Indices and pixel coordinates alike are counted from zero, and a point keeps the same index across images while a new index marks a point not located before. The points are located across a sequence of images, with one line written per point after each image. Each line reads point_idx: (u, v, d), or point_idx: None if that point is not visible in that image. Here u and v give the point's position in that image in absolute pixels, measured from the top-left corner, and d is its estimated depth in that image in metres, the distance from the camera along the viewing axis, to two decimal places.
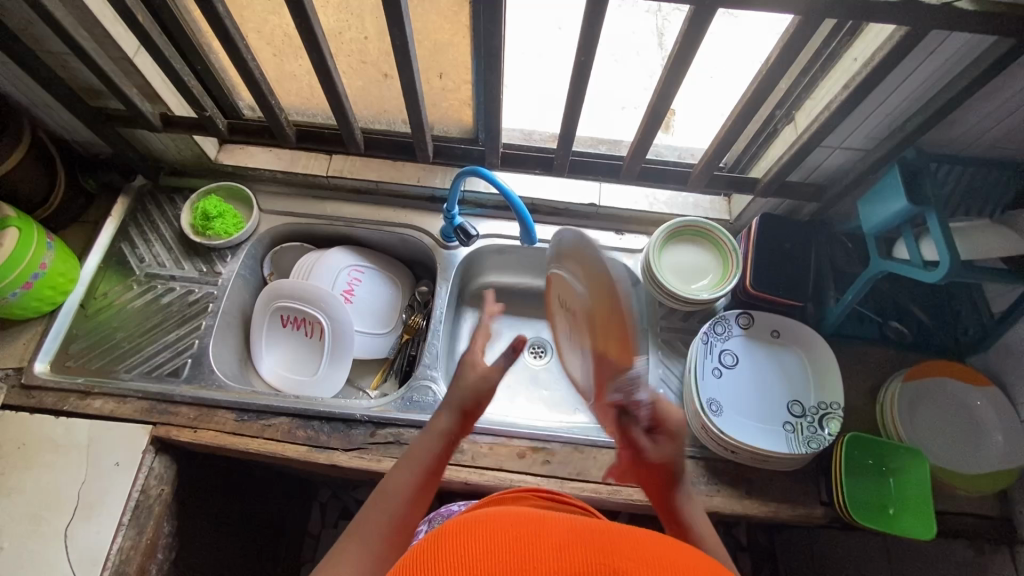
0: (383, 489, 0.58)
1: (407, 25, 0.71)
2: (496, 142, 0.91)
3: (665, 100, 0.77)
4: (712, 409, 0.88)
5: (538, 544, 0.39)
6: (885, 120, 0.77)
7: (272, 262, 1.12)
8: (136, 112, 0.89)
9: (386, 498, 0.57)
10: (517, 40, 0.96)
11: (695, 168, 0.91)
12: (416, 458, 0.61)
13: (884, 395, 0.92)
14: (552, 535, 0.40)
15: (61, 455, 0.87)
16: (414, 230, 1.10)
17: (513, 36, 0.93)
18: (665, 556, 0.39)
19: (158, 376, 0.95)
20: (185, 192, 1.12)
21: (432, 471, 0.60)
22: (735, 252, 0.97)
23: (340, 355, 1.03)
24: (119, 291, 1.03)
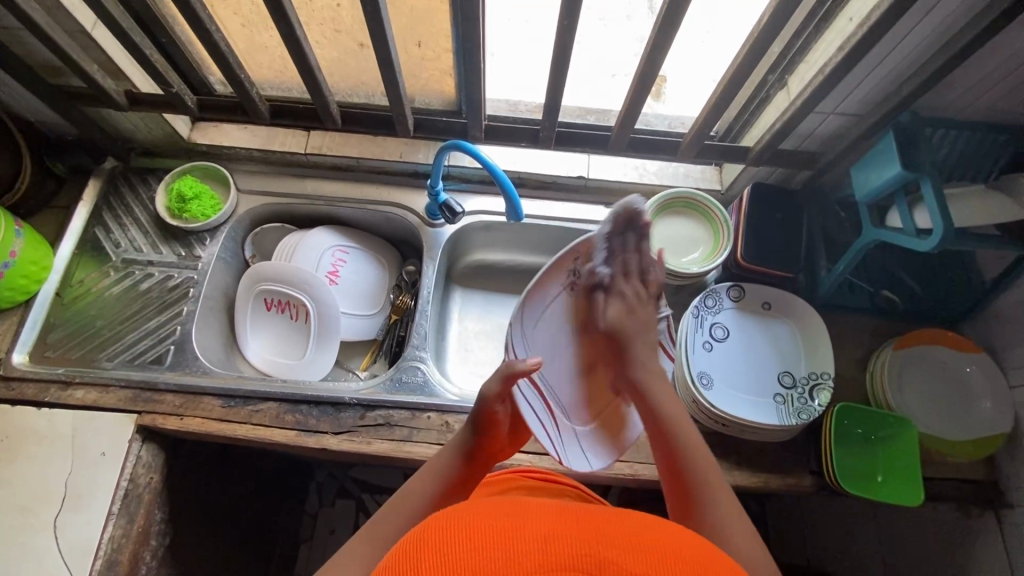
0: (403, 495, 0.62)
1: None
2: (479, 114, 0.88)
3: (654, 67, 0.74)
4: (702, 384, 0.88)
5: (521, 537, 0.39)
6: (881, 83, 0.74)
7: (254, 244, 1.09)
8: (99, 90, 0.85)
9: (405, 503, 0.62)
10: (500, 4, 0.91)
11: (685, 138, 0.88)
12: (433, 471, 0.65)
13: (875, 365, 0.92)
14: (537, 526, 0.40)
15: (46, 446, 0.85)
16: (399, 207, 1.07)
17: None
18: (645, 539, 0.40)
19: (141, 364, 0.93)
20: (159, 173, 1.07)
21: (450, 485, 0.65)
22: (726, 224, 0.95)
23: (326, 338, 1.01)
24: (96, 277, 1.00)
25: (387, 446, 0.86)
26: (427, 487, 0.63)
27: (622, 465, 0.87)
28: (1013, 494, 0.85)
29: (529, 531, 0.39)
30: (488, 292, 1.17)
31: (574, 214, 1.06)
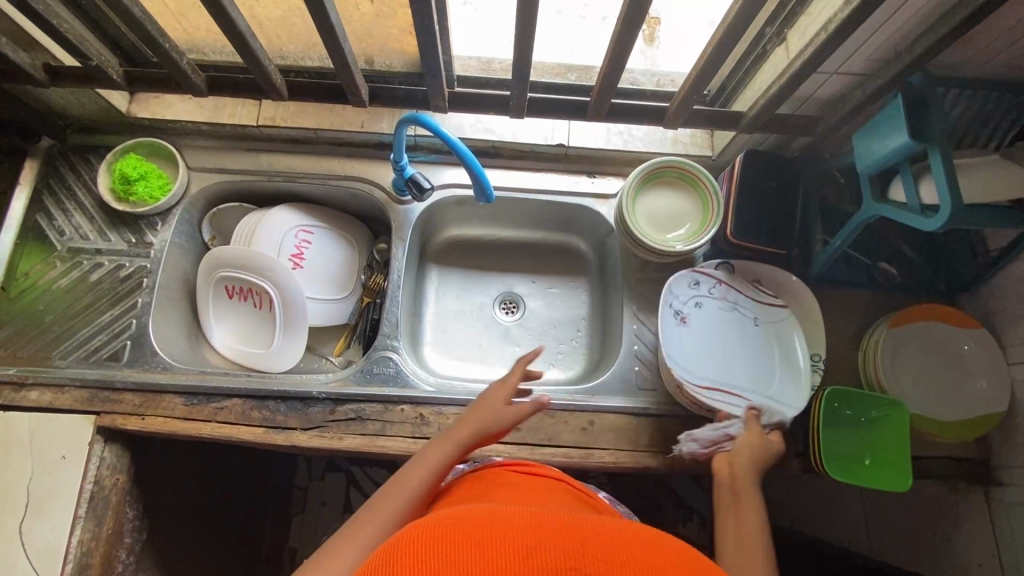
0: (404, 473, 0.63)
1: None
2: (440, 82, 0.78)
3: (632, 28, 0.65)
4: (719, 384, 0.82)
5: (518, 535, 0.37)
6: (892, 39, 0.66)
7: (212, 225, 1.01)
8: (11, 65, 0.75)
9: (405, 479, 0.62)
10: None
11: (673, 103, 0.79)
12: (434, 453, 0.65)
13: (868, 343, 0.88)
14: (519, 542, 0.37)
15: (4, 451, 0.82)
16: (364, 183, 0.98)
17: None
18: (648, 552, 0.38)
19: (96, 361, 0.88)
20: (101, 151, 0.98)
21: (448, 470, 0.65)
22: (716, 196, 0.87)
23: (294, 326, 0.96)
24: (42, 269, 0.93)
25: (360, 441, 0.83)
26: (409, 482, 0.61)
27: (603, 454, 0.84)
28: (1004, 472, 0.83)
29: (510, 550, 0.35)
30: (465, 268, 1.12)
31: (553, 186, 0.98)
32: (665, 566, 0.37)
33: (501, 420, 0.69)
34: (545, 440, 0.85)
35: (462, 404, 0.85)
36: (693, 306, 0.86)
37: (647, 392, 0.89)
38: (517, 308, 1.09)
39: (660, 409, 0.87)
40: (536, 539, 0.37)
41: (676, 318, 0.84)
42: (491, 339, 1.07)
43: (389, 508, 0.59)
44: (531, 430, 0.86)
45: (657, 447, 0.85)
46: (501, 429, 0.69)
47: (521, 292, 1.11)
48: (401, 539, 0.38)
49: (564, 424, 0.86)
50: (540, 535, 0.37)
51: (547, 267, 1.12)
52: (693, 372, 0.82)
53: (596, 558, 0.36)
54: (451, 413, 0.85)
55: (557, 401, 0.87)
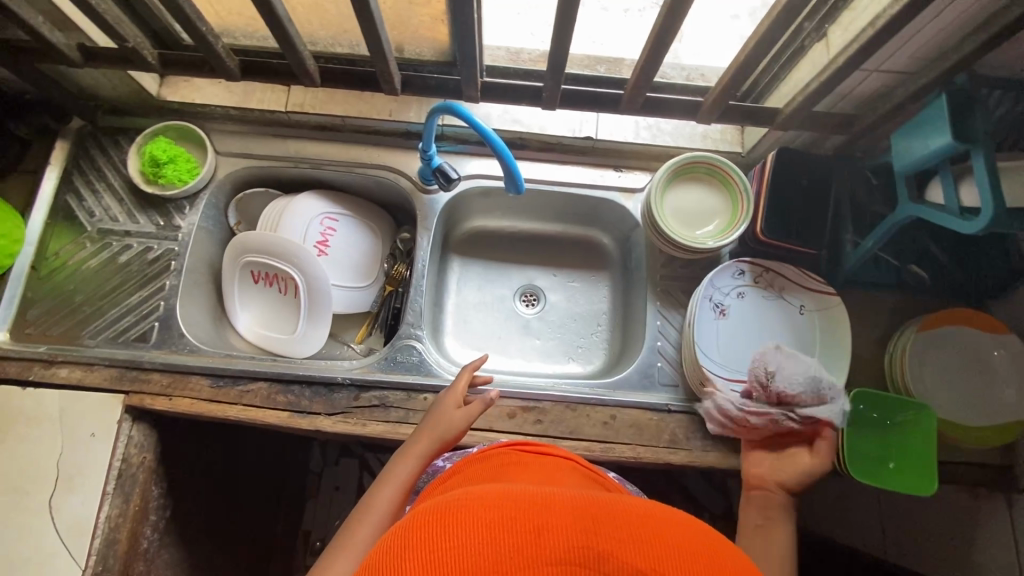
0: (366, 502, 0.66)
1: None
2: (473, 71, 0.78)
3: (674, 20, 0.64)
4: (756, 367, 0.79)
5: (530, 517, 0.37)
6: (939, 37, 0.64)
7: (237, 210, 1.01)
8: (47, 45, 0.75)
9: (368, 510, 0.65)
10: None
11: (708, 98, 0.78)
12: (391, 478, 0.68)
13: (896, 347, 0.87)
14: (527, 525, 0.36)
15: (34, 427, 0.84)
16: (390, 171, 0.98)
17: None
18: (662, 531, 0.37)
19: (125, 342, 0.89)
20: (130, 133, 0.99)
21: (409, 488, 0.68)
22: (746, 193, 0.87)
23: (318, 312, 0.96)
24: (72, 249, 0.94)
25: (383, 428, 0.84)
26: (379, 495, 0.66)
27: (623, 449, 0.84)
28: None
29: (520, 525, 0.36)
30: (487, 259, 1.12)
31: (579, 179, 0.98)
32: (678, 543, 0.36)
33: (451, 422, 0.73)
34: (566, 432, 0.86)
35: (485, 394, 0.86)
36: (733, 298, 0.86)
37: (669, 389, 0.89)
38: (537, 301, 1.09)
39: (682, 406, 0.87)
40: (548, 512, 0.37)
41: (714, 311, 0.86)
42: (511, 331, 1.07)
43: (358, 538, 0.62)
44: (552, 422, 0.86)
45: (678, 443, 0.85)
46: (455, 430, 0.73)
47: (542, 285, 1.10)
48: (413, 515, 0.39)
49: (586, 418, 0.86)
50: (547, 507, 0.37)
51: (568, 261, 1.11)
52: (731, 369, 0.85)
53: (607, 540, 0.35)
54: None
55: (579, 394, 0.87)
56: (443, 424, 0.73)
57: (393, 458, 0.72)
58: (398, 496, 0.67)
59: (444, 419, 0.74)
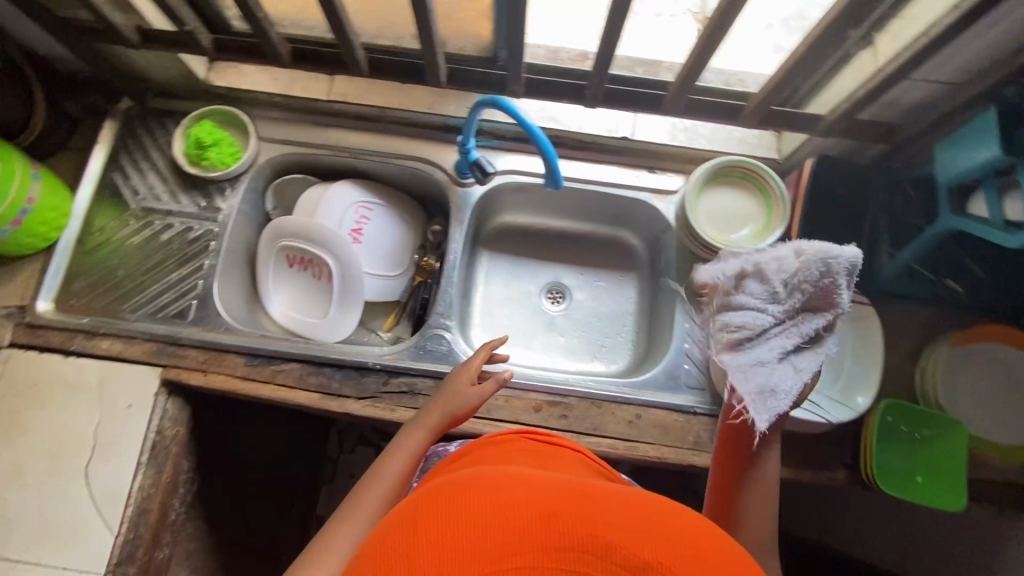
0: (372, 476, 0.68)
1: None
2: (519, 67, 0.79)
3: (726, 23, 0.64)
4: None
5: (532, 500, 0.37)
6: (991, 48, 0.64)
7: (275, 196, 1.03)
8: (108, 25, 0.78)
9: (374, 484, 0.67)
10: None
11: (750, 102, 0.78)
12: (399, 455, 0.69)
13: (928, 360, 0.86)
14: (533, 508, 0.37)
15: (74, 395, 0.86)
16: (426, 163, 1.00)
17: None
18: (663, 523, 0.37)
19: (164, 318, 0.91)
20: (176, 116, 1.02)
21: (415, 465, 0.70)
22: (782, 199, 0.87)
23: (350, 298, 0.98)
24: (116, 225, 0.97)
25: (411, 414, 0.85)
26: (390, 468, 0.68)
27: (647, 448, 0.85)
28: None
29: (529, 509, 0.36)
30: (515, 255, 1.13)
31: (612, 179, 0.98)
32: (683, 539, 0.36)
33: (464, 401, 0.73)
34: (591, 429, 0.86)
35: (511, 387, 0.87)
36: None
37: (695, 391, 0.89)
38: (563, 299, 1.10)
39: (707, 408, 0.87)
40: (556, 498, 0.38)
41: None
42: (536, 328, 1.08)
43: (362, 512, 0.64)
44: (577, 418, 0.87)
45: (702, 445, 0.85)
46: (466, 410, 0.74)
47: (569, 283, 1.11)
48: (431, 492, 0.41)
49: (611, 416, 0.86)
50: (560, 496, 0.38)
51: (596, 261, 1.12)
52: None
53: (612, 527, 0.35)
54: (500, 394, 0.87)
55: (606, 391, 0.87)
56: (455, 403, 0.73)
57: (404, 430, 0.73)
58: (408, 468, 0.69)
59: (456, 400, 0.74)
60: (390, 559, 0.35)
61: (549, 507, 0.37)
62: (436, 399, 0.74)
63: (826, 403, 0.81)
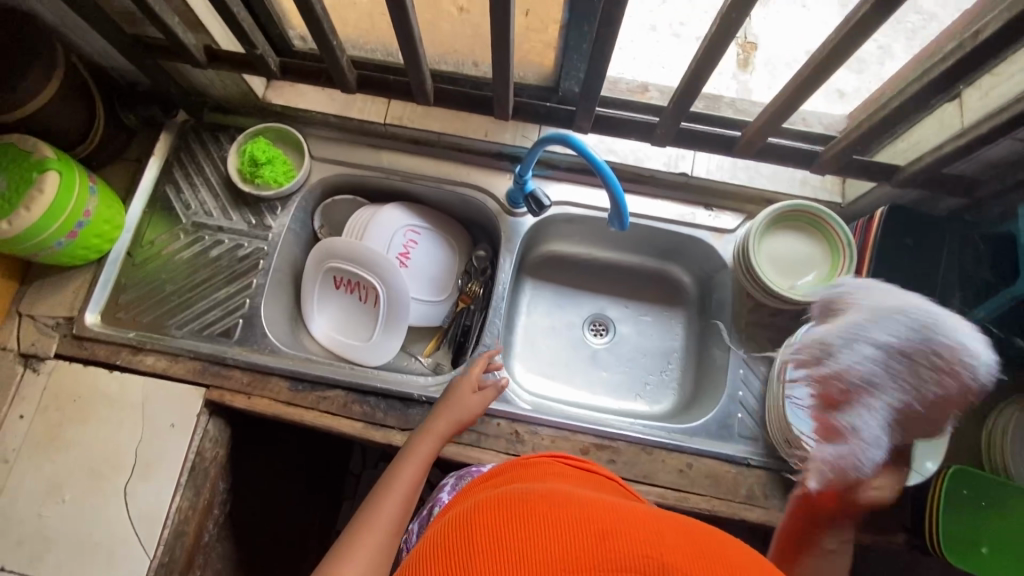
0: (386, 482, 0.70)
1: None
2: (592, 104, 0.78)
3: (818, 77, 0.63)
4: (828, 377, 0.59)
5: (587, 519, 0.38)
6: None
7: (323, 215, 1.03)
8: (177, 45, 0.78)
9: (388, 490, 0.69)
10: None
11: (829, 148, 0.75)
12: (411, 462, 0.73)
13: (996, 424, 0.83)
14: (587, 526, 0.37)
15: (117, 411, 0.85)
16: (477, 190, 0.99)
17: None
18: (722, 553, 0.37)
19: (209, 336, 0.90)
20: (230, 131, 1.01)
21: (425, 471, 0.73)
22: (849, 246, 0.85)
23: (395, 323, 0.97)
24: (166, 239, 0.96)
25: (455, 450, 0.83)
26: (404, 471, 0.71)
27: (699, 500, 0.82)
28: None
29: (584, 527, 0.37)
30: (559, 285, 1.10)
31: (667, 215, 0.96)
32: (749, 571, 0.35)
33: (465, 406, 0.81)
34: (640, 476, 0.83)
35: (559, 427, 0.84)
36: None
37: (748, 441, 0.86)
38: (607, 331, 1.07)
39: (761, 460, 0.84)
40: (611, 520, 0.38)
41: None
42: (579, 361, 1.05)
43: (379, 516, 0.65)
44: (626, 464, 0.84)
45: (755, 500, 0.82)
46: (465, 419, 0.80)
47: (613, 316, 1.08)
48: (486, 501, 0.43)
49: (661, 463, 0.84)
50: (612, 519, 0.38)
51: (642, 294, 1.09)
52: None
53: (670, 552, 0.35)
54: (546, 434, 0.85)
55: (656, 437, 0.84)
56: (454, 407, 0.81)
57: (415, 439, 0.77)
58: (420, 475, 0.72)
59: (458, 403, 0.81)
60: (445, 559, 0.37)
61: (600, 526, 0.37)
62: (441, 406, 0.80)
63: None
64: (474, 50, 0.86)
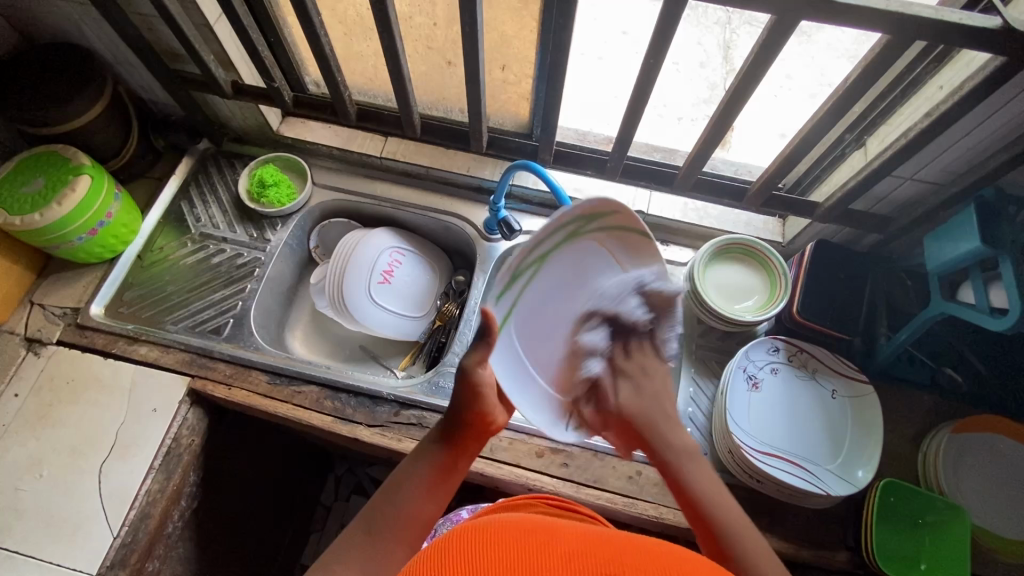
0: (400, 477, 0.59)
1: (479, 12, 0.73)
2: (551, 140, 0.93)
3: (730, 111, 0.76)
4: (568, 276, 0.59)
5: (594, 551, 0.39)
6: (965, 155, 0.73)
7: (319, 236, 1.14)
8: (210, 77, 0.93)
9: (402, 485, 0.58)
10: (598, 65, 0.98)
11: (753, 186, 0.89)
12: (428, 451, 0.62)
13: (928, 445, 0.87)
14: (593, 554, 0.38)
15: (105, 394, 0.91)
16: (459, 219, 1.10)
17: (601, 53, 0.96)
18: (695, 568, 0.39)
19: (200, 332, 0.98)
20: (245, 159, 1.15)
21: (448, 471, 0.61)
22: (785, 275, 0.93)
23: (373, 317, 1.05)
24: (174, 246, 1.07)
25: (417, 446, 0.88)
26: (418, 471, 0.60)
27: (646, 506, 0.85)
28: None
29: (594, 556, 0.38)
30: None
31: None
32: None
33: (482, 402, 0.63)
34: (591, 480, 0.87)
35: (516, 430, 0.90)
36: (767, 373, 0.90)
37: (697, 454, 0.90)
38: None
39: None
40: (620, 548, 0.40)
41: (747, 382, 0.89)
42: None
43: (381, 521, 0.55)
44: (578, 468, 0.88)
45: None
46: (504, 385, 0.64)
47: None
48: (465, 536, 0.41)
49: (612, 470, 0.88)
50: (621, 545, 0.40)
51: None
52: (758, 440, 0.85)
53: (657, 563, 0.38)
54: (504, 436, 0.90)
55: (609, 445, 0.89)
56: (474, 388, 0.62)
57: (420, 444, 0.63)
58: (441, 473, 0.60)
59: (486, 396, 0.63)
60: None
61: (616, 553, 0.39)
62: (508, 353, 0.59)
63: (827, 479, 0.81)
64: (460, 98, 1.01)
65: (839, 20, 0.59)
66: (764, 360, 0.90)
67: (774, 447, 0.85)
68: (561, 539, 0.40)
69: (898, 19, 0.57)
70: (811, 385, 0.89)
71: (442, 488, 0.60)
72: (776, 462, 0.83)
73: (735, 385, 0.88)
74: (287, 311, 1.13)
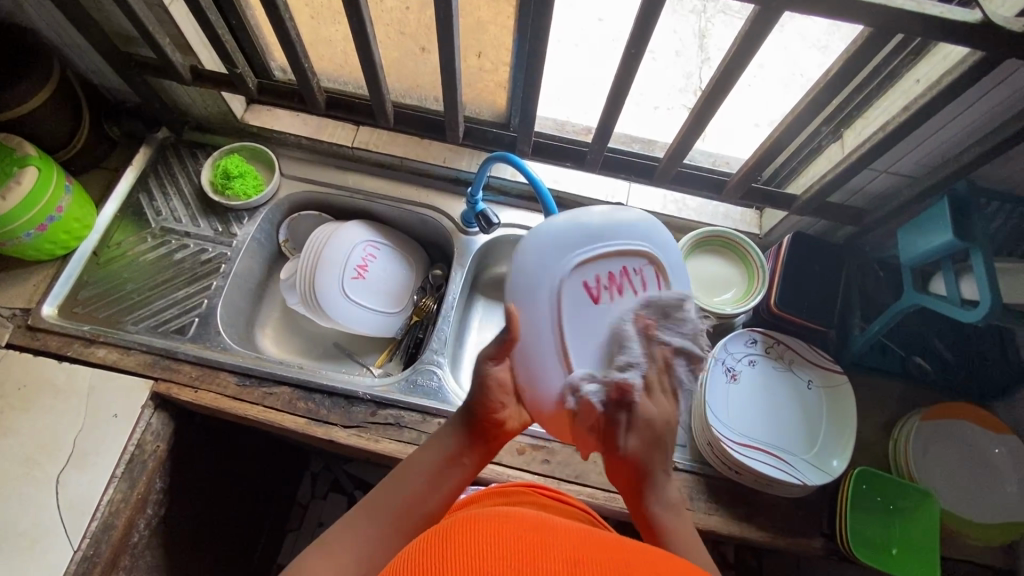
0: (406, 466, 0.59)
1: None
2: (530, 130, 0.91)
3: (711, 104, 0.75)
4: (576, 297, 0.61)
5: (598, 549, 0.38)
6: (938, 148, 0.74)
7: (289, 228, 1.09)
8: (167, 62, 0.88)
9: (408, 474, 0.58)
10: (570, 51, 0.92)
11: (733, 179, 0.89)
12: (436, 441, 0.62)
13: (900, 432, 0.89)
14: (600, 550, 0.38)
15: (61, 400, 0.86)
16: (435, 211, 1.07)
17: (560, 43, 0.91)
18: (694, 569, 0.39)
19: (163, 332, 0.94)
20: (208, 149, 1.10)
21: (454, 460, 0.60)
22: (762, 269, 0.93)
23: (348, 313, 1.02)
24: (133, 241, 1.01)
25: (395, 446, 0.86)
26: (425, 460, 0.59)
27: None
28: None
29: (600, 554, 0.37)
30: None
31: None
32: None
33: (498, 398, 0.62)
34: (572, 476, 0.87)
35: None
36: (745, 366, 0.90)
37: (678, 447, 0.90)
38: None
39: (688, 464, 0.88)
40: (619, 547, 0.39)
41: (726, 376, 0.89)
42: None
43: (384, 512, 0.55)
44: (559, 464, 0.87)
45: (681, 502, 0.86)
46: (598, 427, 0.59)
47: None
48: (461, 526, 0.40)
49: (593, 465, 0.87)
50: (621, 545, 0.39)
51: None
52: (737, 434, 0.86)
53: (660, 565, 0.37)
54: None
55: None
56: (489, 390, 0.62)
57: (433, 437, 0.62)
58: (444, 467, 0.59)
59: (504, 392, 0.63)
60: None
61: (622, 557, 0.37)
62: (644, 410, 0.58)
63: (802, 468, 0.83)
64: (435, 86, 0.98)
65: (820, 10, 0.58)
66: (743, 352, 0.91)
67: (754, 440, 0.85)
68: (558, 539, 0.39)
69: (879, 12, 0.57)
70: (788, 377, 0.90)
71: (446, 481, 0.59)
72: (755, 452, 0.84)
73: (716, 379, 0.88)
74: (256, 309, 1.08)
